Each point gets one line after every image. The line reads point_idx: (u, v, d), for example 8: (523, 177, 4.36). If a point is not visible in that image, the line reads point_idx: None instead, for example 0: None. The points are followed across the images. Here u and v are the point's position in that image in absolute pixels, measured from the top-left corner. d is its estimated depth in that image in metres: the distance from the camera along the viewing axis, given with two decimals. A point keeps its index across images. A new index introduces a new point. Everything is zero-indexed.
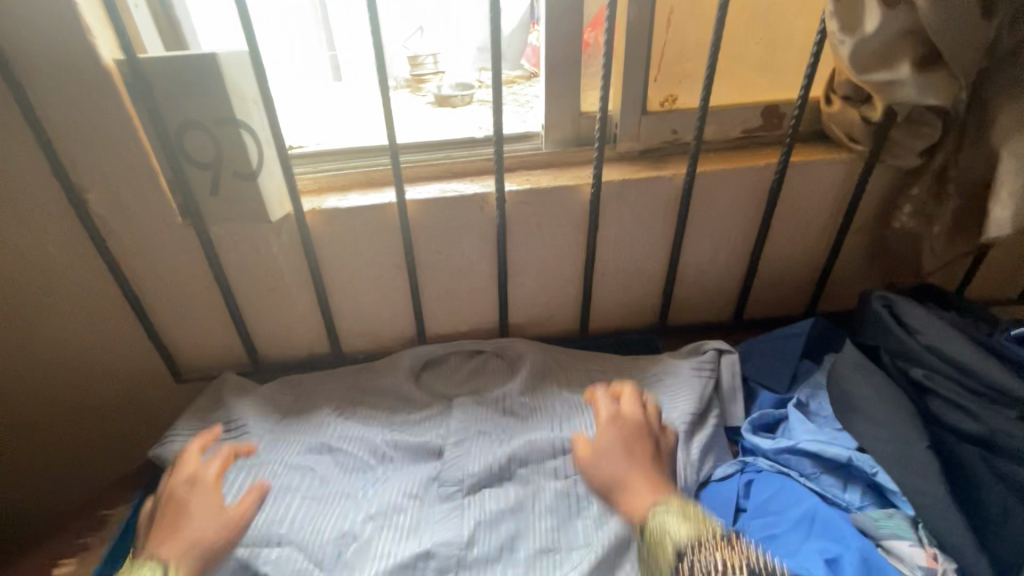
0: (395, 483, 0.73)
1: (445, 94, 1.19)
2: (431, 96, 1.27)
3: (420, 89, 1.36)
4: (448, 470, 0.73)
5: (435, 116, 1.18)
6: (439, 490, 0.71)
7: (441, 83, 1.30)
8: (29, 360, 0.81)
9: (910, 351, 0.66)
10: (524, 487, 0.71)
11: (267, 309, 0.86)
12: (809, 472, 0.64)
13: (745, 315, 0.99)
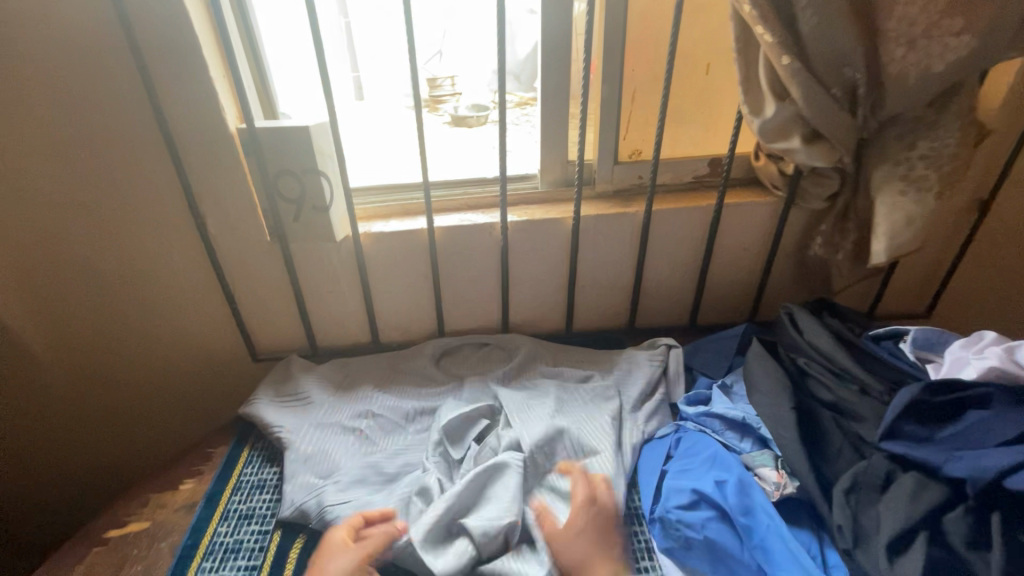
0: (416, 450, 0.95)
1: (461, 115, 1.53)
2: (449, 116, 1.60)
3: (438, 107, 1.70)
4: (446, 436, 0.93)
5: (454, 134, 1.52)
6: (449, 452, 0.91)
7: (457, 106, 1.63)
8: (151, 341, 1.09)
9: (799, 347, 0.91)
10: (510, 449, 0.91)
11: (324, 305, 1.13)
12: (717, 428, 0.88)
13: (699, 322, 1.24)
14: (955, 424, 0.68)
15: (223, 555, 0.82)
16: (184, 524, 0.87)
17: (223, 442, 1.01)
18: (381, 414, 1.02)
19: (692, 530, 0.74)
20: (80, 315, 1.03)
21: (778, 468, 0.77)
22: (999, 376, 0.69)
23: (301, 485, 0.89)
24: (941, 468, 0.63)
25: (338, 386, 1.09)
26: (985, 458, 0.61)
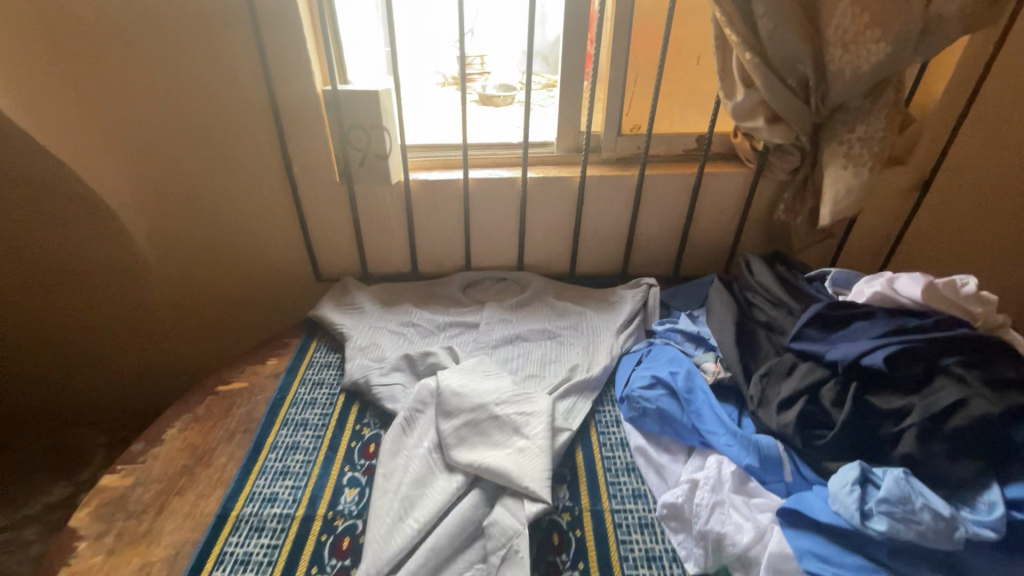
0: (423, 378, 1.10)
1: (490, 94, 1.78)
2: (478, 94, 1.84)
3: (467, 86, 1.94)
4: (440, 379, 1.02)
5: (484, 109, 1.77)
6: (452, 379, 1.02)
7: (486, 84, 1.87)
8: (240, 256, 1.39)
9: (748, 284, 1.16)
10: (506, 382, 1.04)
11: (376, 238, 1.41)
12: (679, 340, 1.15)
13: (681, 272, 1.49)
14: (845, 329, 0.92)
15: (303, 405, 1.11)
16: (272, 385, 1.16)
17: (297, 336, 1.31)
18: (419, 324, 1.30)
19: (648, 402, 1.00)
20: (190, 232, 1.34)
21: (717, 363, 1.03)
22: (883, 298, 0.94)
23: (359, 364, 1.17)
24: (824, 355, 0.87)
25: (385, 301, 1.37)
26: (852, 347, 0.85)
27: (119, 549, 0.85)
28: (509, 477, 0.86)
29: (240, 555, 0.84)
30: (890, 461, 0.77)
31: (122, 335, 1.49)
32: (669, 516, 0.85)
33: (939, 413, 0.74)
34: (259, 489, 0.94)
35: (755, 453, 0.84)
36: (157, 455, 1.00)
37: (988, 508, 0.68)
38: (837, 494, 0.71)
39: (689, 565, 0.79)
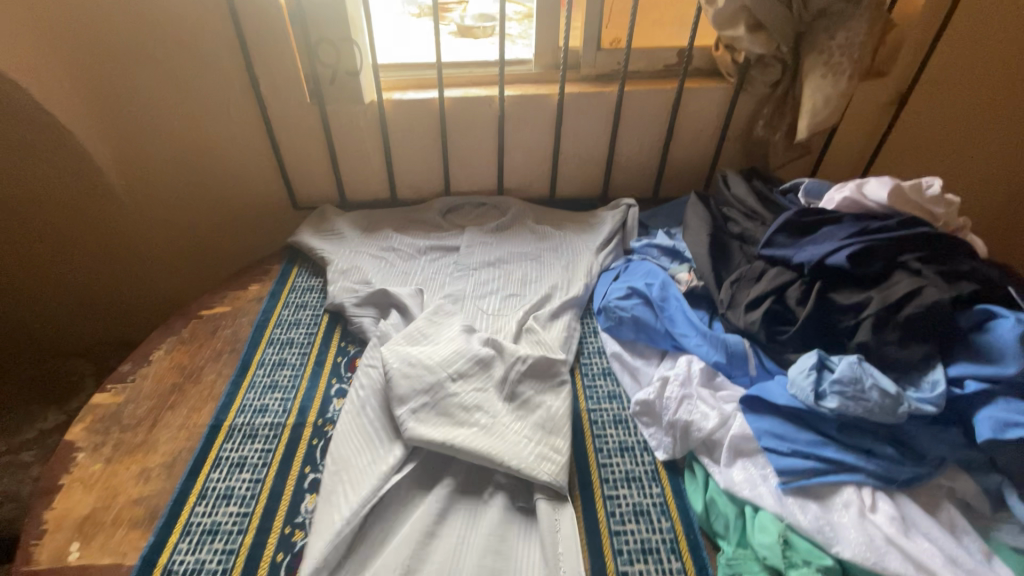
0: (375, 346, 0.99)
1: None
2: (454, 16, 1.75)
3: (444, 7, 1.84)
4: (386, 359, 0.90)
5: None
6: (398, 357, 0.91)
7: None
8: (213, 185, 1.36)
9: (725, 199, 1.17)
10: (463, 348, 0.93)
11: (352, 162, 1.38)
12: (655, 255, 1.17)
13: (661, 193, 1.50)
14: (814, 234, 0.94)
15: (287, 325, 1.13)
16: (256, 308, 1.17)
17: (278, 262, 1.30)
18: (400, 248, 1.30)
19: (624, 311, 1.03)
20: (157, 159, 1.30)
21: (691, 273, 1.07)
22: (852, 203, 0.96)
23: (342, 286, 1.18)
24: (792, 258, 0.90)
25: (364, 227, 1.36)
26: (817, 250, 0.88)
27: (117, 457, 0.88)
28: (491, 459, 0.79)
29: (236, 459, 0.88)
30: (847, 350, 0.82)
31: (99, 268, 1.49)
32: (642, 412, 0.90)
33: (894, 304, 0.78)
34: (249, 401, 0.97)
35: (722, 351, 0.89)
36: (146, 374, 1.02)
37: (931, 388, 0.73)
38: (795, 379, 0.76)
39: (658, 453, 0.85)
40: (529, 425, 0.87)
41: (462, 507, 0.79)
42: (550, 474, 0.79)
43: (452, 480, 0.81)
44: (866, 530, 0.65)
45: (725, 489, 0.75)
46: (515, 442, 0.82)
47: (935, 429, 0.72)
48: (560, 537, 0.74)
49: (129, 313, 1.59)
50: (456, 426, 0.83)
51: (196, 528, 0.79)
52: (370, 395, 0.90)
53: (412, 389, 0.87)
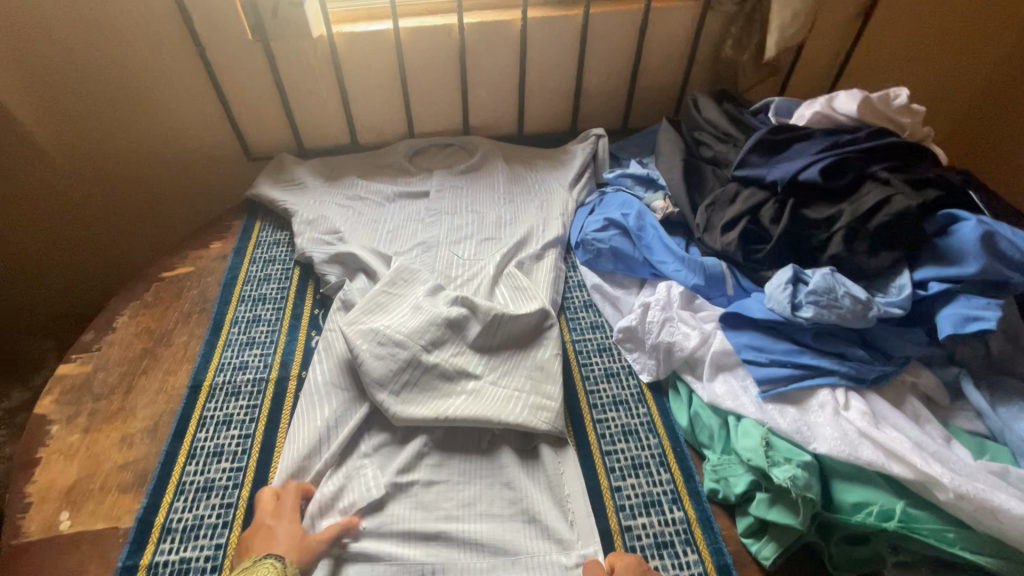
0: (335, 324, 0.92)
1: None
2: None
3: None
4: (354, 343, 0.84)
5: None
6: (366, 337, 0.85)
7: None
8: (155, 138, 1.26)
9: (696, 123, 1.15)
10: (433, 315, 0.88)
11: (306, 106, 1.29)
12: (629, 185, 1.16)
13: (631, 123, 1.47)
14: (786, 152, 0.95)
15: (258, 281, 1.08)
16: (221, 267, 1.12)
17: (238, 218, 1.23)
18: (366, 194, 1.24)
19: (602, 243, 1.03)
20: (87, 113, 1.19)
21: (666, 200, 1.07)
22: (822, 118, 0.96)
23: (309, 238, 1.13)
24: (765, 177, 0.91)
25: (327, 176, 1.29)
26: (791, 167, 0.88)
27: (95, 426, 0.85)
28: (485, 419, 0.78)
29: (221, 417, 0.86)
30: (818, 264, 0.85)
31: (27, 245, 1.34)
32: (624, 339, 0.92)
33: (865, 215, 0.80)
34: (227, 359, 0.94)
35: (701, 273, 0.91)
36: (112, 341, 0.98)
37: (898, 291, 0.77)
38: (772, 293, 0.79)
39: (643, 376, 0.88)
40: (517, 378, 0.85)
41: (460, 458, 0.79)
42: (546, 422, 0.79)
43: (428, 436, 0.80)
44: (840, 425, 0.69)
45: (708, 403, 0.79)
46: (508, 398, 0.82)
47: (901, 330, 0.76)
48: (564, 480, 0.76)
49: (68, 291, 1.45)
50: (445, 396, 0.82)
51: (190, 486, 0.78)
52: (332, 373, 0.85)
53: (390, 368, 0.82)
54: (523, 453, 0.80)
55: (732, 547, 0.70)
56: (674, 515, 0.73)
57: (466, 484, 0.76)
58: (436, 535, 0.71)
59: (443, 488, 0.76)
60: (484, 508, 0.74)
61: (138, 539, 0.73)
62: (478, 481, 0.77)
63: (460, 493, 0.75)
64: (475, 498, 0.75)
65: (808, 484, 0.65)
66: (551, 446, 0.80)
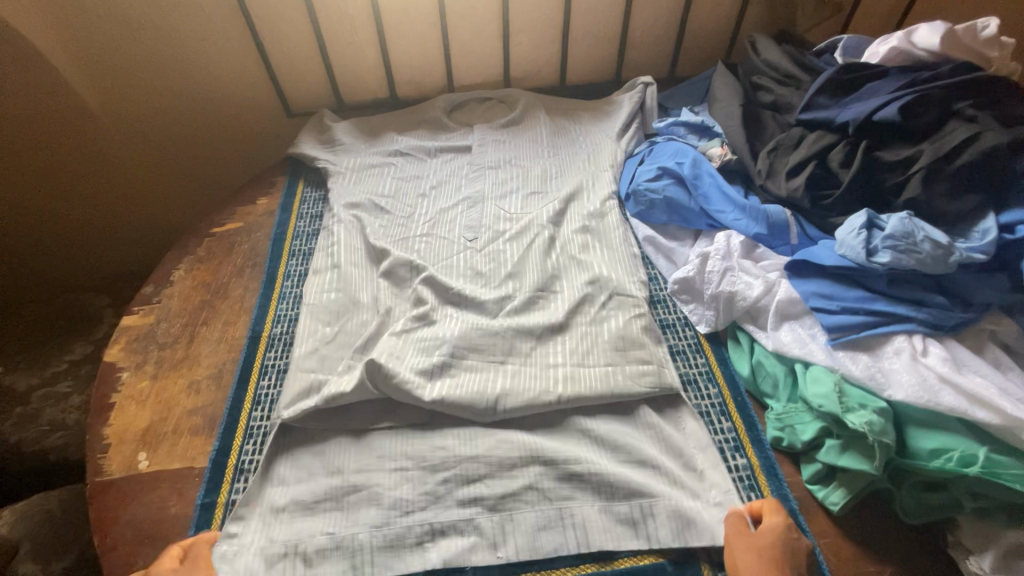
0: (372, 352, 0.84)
1: None
2: None
3: None
4: (418, 393, 0.77)
5: None
6: (438, 364, 0.81)
7: None
8: (195, 95, 1.26)
9: (754, 66, 1.09)
10: (516, 324, 0.87)
11: (344, 58, 1.26)
12: (682, 134, 1.11)
13: (678, 71, 1.40)
14: (858, 92, 0.89)
15: (307, 236, 1.09)
16: (269, 223, 1.13)
17: (281, 175, 1.23)
18: (407, 149, 1.22)
19: (655, 193, 0.99)
20: (131, 68, 1.19)
21: (723, 148, 1.02)
22: (898, 54, 0.89)
23: (355, 194, 1.12)
24: (836, 118, 0.86)
25: (367, 131, 1.27)
26: (866, 106, 0.83)
27: (163, 373, 0.88)
28: (596, 396, 0.78)
29: (281, 366, 0.88)
30: (892, 209, 0.81)
31: (79, 205, 1.36)
32: (681, 291, 0.90)
33: (948, 154, 0.76)
34: (283, 311, 0.96)
35: (763, 222, 0.87)
36: (171, 294, 1.00)
37: (982, 237, 0.73)
38: (845, 239, 0.75)
39: (700, 327, 0.86)
40: (606, 351, 0.84)
41: (574, 409, 0.79)
42: (650, 386, 0.79)
43: (515, 401, 0.78)
44: (918, 371, 0.67)
45: (773, 351, 0.77)
46: (607, 371, 0.81)
47: (981, 277, 0.73)
48: (688, 434, 0.76)
49: (118, 249, 1.48)
50: (540, 378, 0.81)
51: (257, 430, 0.81)
52: (411, 375, 0.79)
53: (474, 390, 0.79)
54: (626, 410, 0.79)
55: (797, 494, 0.70)
56: (737, 462, 0.73)
57: (592, 432, 0.76)
58: (570, 477, 0.72)
59: (569, 432, 0.77)
60: (614, 454, 0.75)
61: (213, 478, 0.76)
62: (603, 427, 0.77)
63: (592, 436, 0.76)
64: (603, 442, 0.75)
65: (884, 429, 0.64)
66: (650, 405, 0.79)
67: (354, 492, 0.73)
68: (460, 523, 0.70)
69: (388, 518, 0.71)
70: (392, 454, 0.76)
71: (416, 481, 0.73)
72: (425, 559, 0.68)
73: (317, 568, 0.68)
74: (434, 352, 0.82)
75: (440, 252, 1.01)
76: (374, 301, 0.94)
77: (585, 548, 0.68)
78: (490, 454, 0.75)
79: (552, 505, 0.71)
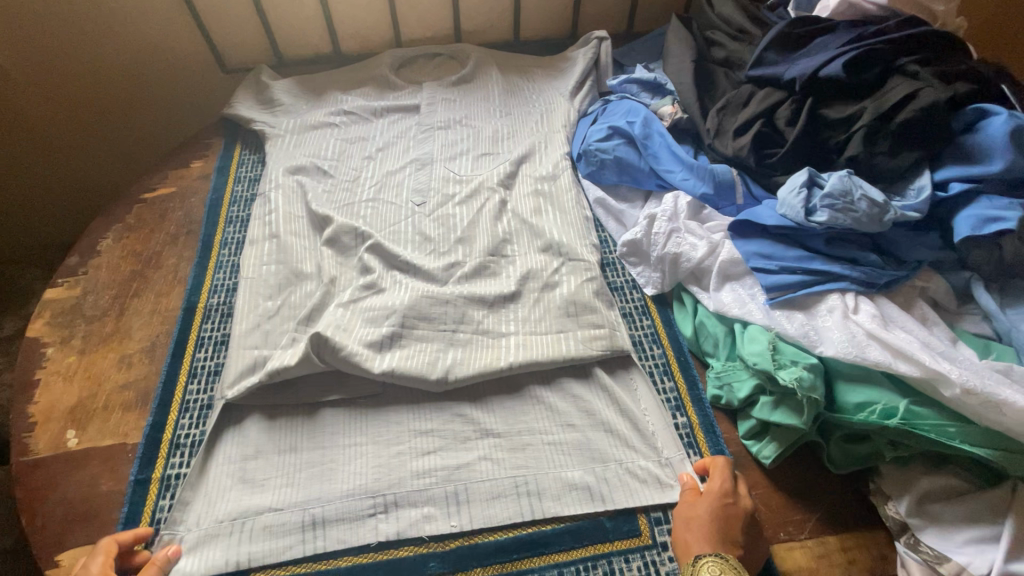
0: (317, 324, 0.81)
1: None
2: None
3: None
4: (367, 365, 0.75)
5: None
6: (389, 334, 0.79)
7: None
8: (116, 47, 1.16)
9: (709, 21, 1.05)
10: (471, 293, 0.85)
11: (280, 8, 1.18)
12: (634, 92, 1.08)
13: (636, 27, 1.35)
14: (806, 47, 0.87)
15: (245, 202, 1.03)
16: (204, 187, 1.06)
17: (216, 137, 1.16)
18: (352, 109, 1.15)
19: (606, 154, 0.97)
20: (42, 18, 1.08)
21: (674, 106, 1.00)
22: (847, 9, 0.87)
23: (296, 157, 1.06)
24: (783, 76, 0.84)
25: (308, 90, 1.20)
26: (812, 63, 0.82)
27: (92, 348, 0.84)
28: (549, 360, 0.78)
29: (219, 337, 0.85)
30: (834, 168, 0.81)
31: None
32: (629, 253, 0.89)
33: (889, 112, 0.75)
34: (220, 281, 0.92)
35: (711, 182, 0.86)
36: (98, 265, 0.94)
37: (917, 194, 0.73)
38: (786, 199, 0.75)
39: (647, 289, 0.87)
40: (557, 317, 0.83)
41: (528, 377, 0.79)
42: (601, 350, 0.79)
43: (469, 372, 0.77)
44: (848, 328, 0.68)
45: (714, 312, 0.78)
46: (557, 337, 0.80)
47: (914, 234, 0.74)
48: (637, 393, 0.77)
49: (40, 221, 1.33)
50: (494, 347, 0.80)
51: (194, 404, 0.78)
52: (359, 347, 0.77)
53: (425, 361, 0.77)
54: (577, 374, 0.79)
55: (733, 448, 0.72)
56: (678, 419, 0.75)
57: (544, 401, 0.77)
58: (522, 447, 0.73)
59: (527, 400, 0.77)
60: (566, 419, 0.75)
61: (148, 454, 0.73)
62: (556, 394, 0.77)
63: (546, 404, 0.76)
64: (556, 408, 0.76)
65: (813, 385, 0.65)
66: (602, 367, 0.79)
67: (308, 467, 0.72)
68: (415, 496, 0.69)
69: (340, 491, 0.70)
70: (347, 430, 0.74)
71: (370, 456, 0.72)
72: (377, 531, 0.67)
73: (268, 544, 0.66)
74: (383, 323, 0.80)
75: (388, 218, 0.98)
76: (318, 270, 0.90)
77: (540, 514, 0.68)
78: (445, 426, 0.74)
79: (507, 474, 0.71)
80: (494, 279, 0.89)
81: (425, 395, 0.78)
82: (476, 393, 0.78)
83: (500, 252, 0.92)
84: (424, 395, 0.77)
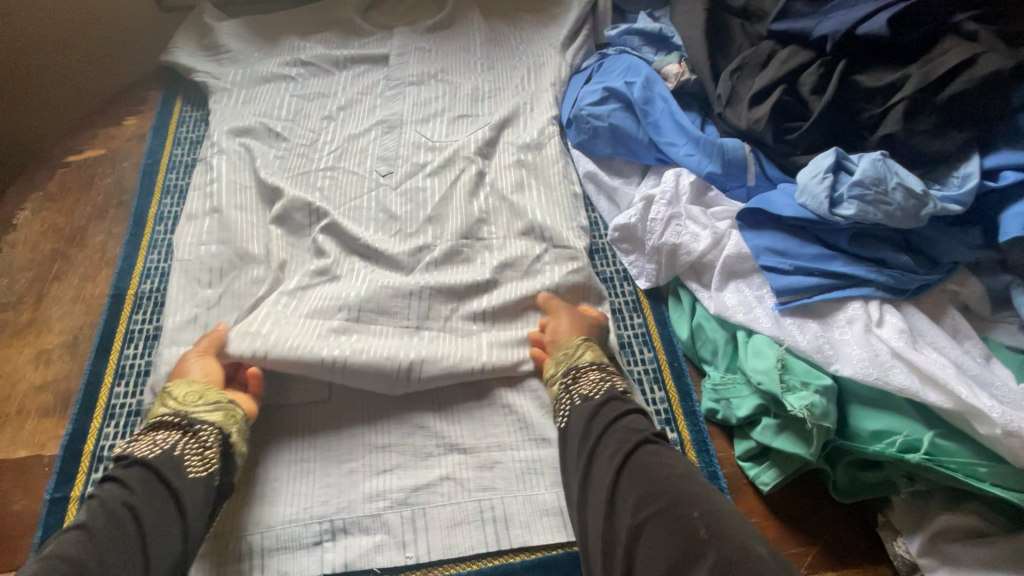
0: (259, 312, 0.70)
1: None
2: None
3: None
4: (315, 351, 0.66)
5: None
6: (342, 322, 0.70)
7: None
8: None
9: None
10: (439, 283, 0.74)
11: None
12: (636, 46, 0.93)
13: None
14: None
15: (184, 168, 0.90)
16: (138, 150, 0.93)
17: (154, 89, 1.00)
18: (310, 59, 1.00)
19: (600, 120, 0.84)
20: None
21: (681, 65, 0.86)
22: None
23: (244, 115, 0.92)
24: (812, 31, 0.70)
25: (260, 35, 1.03)
26: (848, 16, 0.68)
27: (4, 341, 0.73)
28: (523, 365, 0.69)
29: (151, 331, 0.74)
30: (864, 147, 0.68)
31: None
32: (621, 239, 0.78)
33: (936, 82, 0.63)
34: (154, 263, 0.80)
35: (719, 159, 0.74)
36: (14, 242, 0.82)
37: (960, 183, 0.62)
38: (807, 185, 0.64)
39: (640, 282, 0.76)
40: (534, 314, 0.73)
41: (500, 383, 0.70)
42: None
43: (433, 379, 0.67)
44: (870, 345, 0.59)
45: (715, 315, 0.68)
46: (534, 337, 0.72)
47: (953, 230, 0.63)
48: None
49: None
50: (463, 348, 0.70)
51: (120, 411, 0.69)
52: (306, 336, 0.67)
53: (385, 353, 0.67)
54: None
55: (726, 470, 0.65)
56: (668, 436, 0.66)
57: (519, 412, 0.68)
58: (490, 466, 0.65)
59: (496, 411, 0.68)
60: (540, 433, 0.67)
61: (65, 470, 0.65)
62: (531, 404, 0.68)
63: (520, 417, 0.68)
64: (532, 420, 0.67)
65: (825, 412, 0.57)
66: None
67: (246, 487, 0.63)
68: (367, 522, 0.61)
69: (282, 515, 0.62)
70: (293, 444, 0.66)
71: (317, 474, 0.64)
72: (322, 561, 0.60)
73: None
74: (336, 313, 0.70)
75: (348, 191, 0.85)
76: (264, 253, 0.78)
77: (507, 544, 0.61)
78: (404, 441, 0.66)
79: (472, 497, 0.63)
80: (467, 266, 0.78)
81: (384, 404, 0.68)
82: (442, 401, 0.68)
83: (475, 234, 0.80)
84: (384, 402, 0.68)
